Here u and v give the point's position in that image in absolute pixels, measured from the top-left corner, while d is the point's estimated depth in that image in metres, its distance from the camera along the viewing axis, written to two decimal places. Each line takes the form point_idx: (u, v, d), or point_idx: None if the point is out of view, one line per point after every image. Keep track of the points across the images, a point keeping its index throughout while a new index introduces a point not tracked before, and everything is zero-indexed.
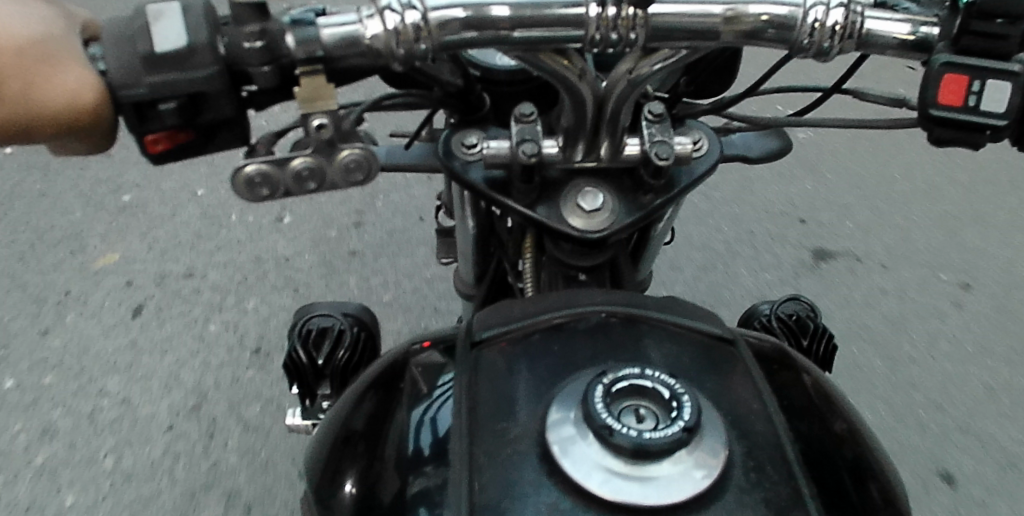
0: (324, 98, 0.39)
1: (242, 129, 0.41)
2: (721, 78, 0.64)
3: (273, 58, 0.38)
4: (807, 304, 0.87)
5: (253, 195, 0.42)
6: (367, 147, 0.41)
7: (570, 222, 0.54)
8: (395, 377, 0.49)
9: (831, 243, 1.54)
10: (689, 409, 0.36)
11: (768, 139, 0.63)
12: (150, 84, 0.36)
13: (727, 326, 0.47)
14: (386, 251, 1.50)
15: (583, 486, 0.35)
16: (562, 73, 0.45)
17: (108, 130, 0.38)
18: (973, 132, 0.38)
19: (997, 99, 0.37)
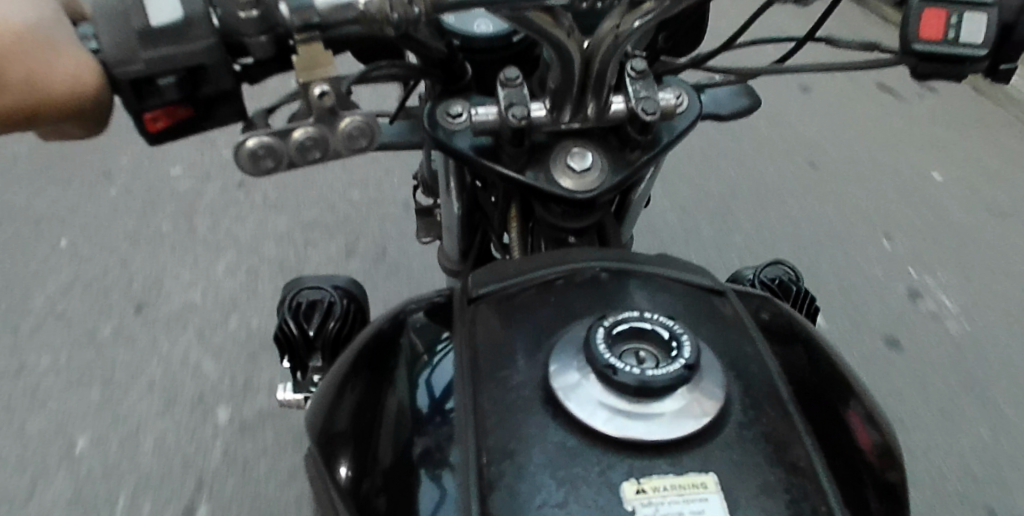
0: (321, 65, 0.42)
1: (239, 102, 0.44)
2: (690, 38, 0.74)
3: (269, 27, 0.40)
4: (788, 268, 0.90)
5: (257, 168, 0.44)
6: (368, 116, 0.44)
7: (560, 184, 0.60)
8: (380, 358, 0.51)
9: (812, 227, 1.62)
10: (689, 348, 0.38)
11: (739, 99, 0.72)
12: (146, 59, 0.38)
13: (716, 279, 0.52)
14: (375, 238, 1.56)
15: (588, 426, 0.36)
16: (550, 32, 0.51)
17: (104, 112, 0.40)
18: (951, 63, 0.45)
19: (974, 28, 0.44)
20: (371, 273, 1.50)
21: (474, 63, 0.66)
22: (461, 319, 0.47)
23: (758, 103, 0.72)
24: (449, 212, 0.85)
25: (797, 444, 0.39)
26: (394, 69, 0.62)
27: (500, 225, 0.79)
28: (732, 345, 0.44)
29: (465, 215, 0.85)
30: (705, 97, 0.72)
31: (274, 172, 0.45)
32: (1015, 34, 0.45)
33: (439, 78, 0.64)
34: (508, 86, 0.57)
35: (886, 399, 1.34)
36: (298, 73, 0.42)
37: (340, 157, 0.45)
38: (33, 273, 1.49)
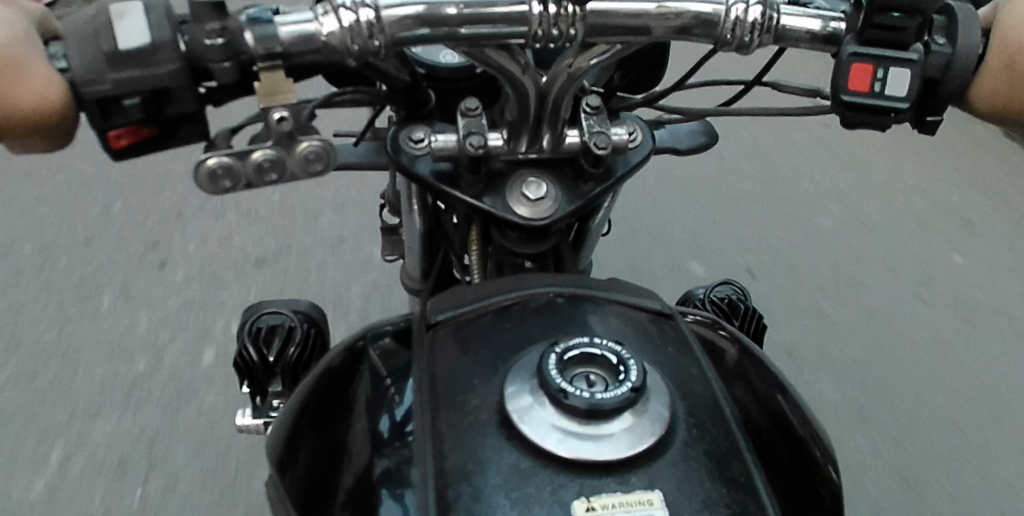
0: (282, 92, 0.43)
1: (202, 124, 0.44)
2: (650, 74, 0.77)
3: (233, 55, 0.41)
4: (737, 288, 0.93)
5: (214, 188, 0.45)
6: (326, 141, 0.45)
7: (516, 210, 0.62)
8: (337, 391, 0.52)
9: (763, 251, 1.70)
10: (635, 372, 0.40)
11: (697, 137, 0.75)
12: (113, 81, 0.39)
13: (665, 303, 0.55)
14: (344, 263, 1.58)
15: (540, 447, 0.38)
16: (507, 66, 0.53)
17: (70, 126, 0.42)
18: (880, 113, 0.49)
19: (897, 82, 0.47)
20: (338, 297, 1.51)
21: (437, 90, 0.68)
22: (420, 346, 0.49)
23: (715, 139, 0.75)
24: (410, 232, 0.86)
25: (737, 462, 0.41)
26: (357, 94, 0.65)
27: (461, 247, 0.81)
28: (678, 368, 0.46)
29: (427, 234, 0.87)
30: (664, 133, 0.75)
31: (232, 191, 0.46)
32: (940, 89, 0.50)
33: (403, 104, 0.66)
34: (468, 115, 0.59)
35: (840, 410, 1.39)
36: (259, 98, 0.43)
37: (297, 180, 0.46)
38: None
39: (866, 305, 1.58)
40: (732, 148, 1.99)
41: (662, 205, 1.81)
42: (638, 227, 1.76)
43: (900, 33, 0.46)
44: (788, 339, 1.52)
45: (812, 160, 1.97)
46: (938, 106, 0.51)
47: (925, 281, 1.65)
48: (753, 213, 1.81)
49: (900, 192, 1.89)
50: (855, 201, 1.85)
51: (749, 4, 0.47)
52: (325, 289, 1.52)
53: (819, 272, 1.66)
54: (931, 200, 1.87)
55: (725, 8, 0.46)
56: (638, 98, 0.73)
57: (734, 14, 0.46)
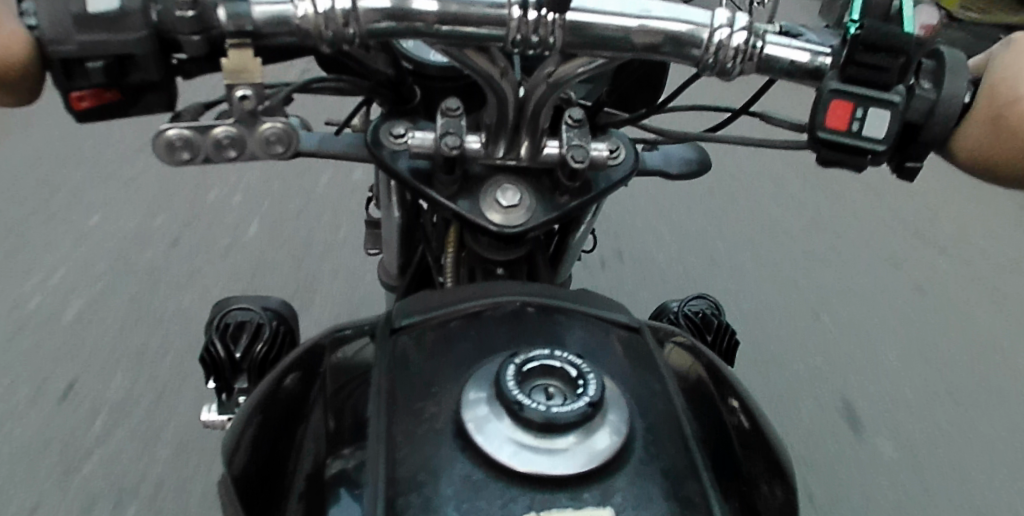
0: (248, 72, 0.42)
1: (167, 93, 0.44)
2: (643, 90, 0.77)
3: (204, 28, 0.41)
4: (711, 301, 0.94)
5: (173, 159, 0.45)
6: (288, 124, 0.45)
7: (488, 216, 0.61)
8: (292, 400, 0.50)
9: (742, 277, 1.74)
10: (593, 386, 0.40)
11: (687, 165, 0.75)
12: (79, 42, 0.38)
13: (633, 316, 0.55)
14: (327, 275, 1.59)
15: (494, 458, 0.38)
16: (486, 70, 0.52)
17: (34, 84, 0.40)
18: (856, 152, 0.49)
19: (876, 123, 0.47)
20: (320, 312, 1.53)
21: (423, 88, 0.67)
22: (381, 349, 0.48)
23: (707, 164, 0.75)
24: (388, 226, 0.85)
25: (694, 480, 0.41)
26: (340, 82, 0.64)
27: (437, 249, 0.80)
28: (640, 385, 0.46)
29: (405, 232, 0.86)
30: (656, 154, 0.75)
31: (190, 164, 0.45)
32: (921, 135, 0.50)
33: (388, 98, 0.66)
34: (448, 115, 0.58)
35: (806, 434, 1.41)
36: (224, 74, 0.42)
37: (256, 159, 0.46)
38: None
39: (840, 334, 1.61)
40: (717, 178, 2.04)
41: (645, 227, 1.85)
42: (622, 246, 1.78)
43: (882, 73, 0.46)
44: (763, 360, 1.54)
45: (793, 194, 2.02)
46: (920, 152, 0.51)
47: (897, 313, 1.68)
48: (734, 240, 1.84)
49: (874, 229, 1.94)
50: (830, 234, 1.90)
51: (733, 28, 0.47)
52: (306, 299, 1.54)
53: (794, 300, 1.69)
54: (905, 238, 1.92)
55: (709, 29, 0.46)
56: (625, 116, 0.71)
57: (718, 38, 0.47)
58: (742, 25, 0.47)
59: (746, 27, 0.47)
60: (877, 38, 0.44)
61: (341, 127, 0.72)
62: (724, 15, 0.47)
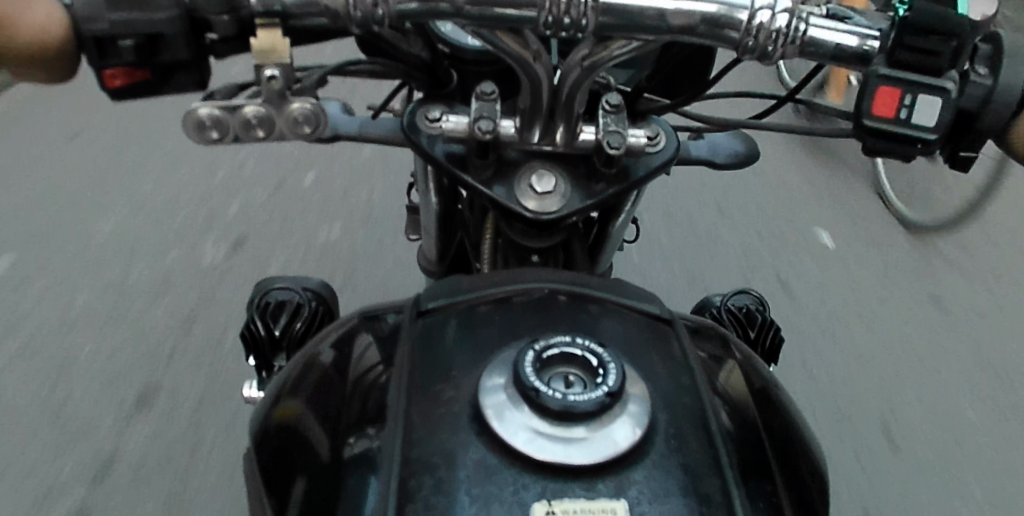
0: (278, 50, 0.43)
1: (199, 72, 0.44)
2: (691, 75, 0.75)
3: (232, 9, 0.42)
4: (755, 297, 0.91)
5: (202, 138, 0.45)
6: (317, 104, 0.44)
7: (523, 203, 0.60)
8: (328, 388, 0.49)
9: (792, 276, 1.69)
10: (614, 376, 0.39)
11: (735, 152, 0.72)
12: (111, 20, 0.39)
13: (666, 308, 0.53)
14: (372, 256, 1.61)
15: (509, 445, 0.37)
16: (518, 53, 0.52)
17: (72, 65, 0.42)
18: (905, 141, 0.46)
19: (926, 111, 0.44)
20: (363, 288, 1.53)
21: (459, 71, 0.66)
22: (406, 331, 0.48)
23: (756, 154, 0.72)
24: (426, 211, 0.83)
25: (715, 477, 0.39)
26: (375, 65, 0.64)
27: (476, 237, 0.80)
28: (665, 375, 0.45)
29: (443, 216, 0.83)
30: (702, 144, 0.73)
31: (220, 143, 0.46)
32: (977, 122, 0.47)
33: (423, 81, 0.65)
34: (482, 99, 0.58)
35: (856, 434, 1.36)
36: (254, 55, 0.43)
37: (285, 139, 0.46)
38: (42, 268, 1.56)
39: (897, 335, 1.55)
40: (768, 180, 2.00)
41: (691, 224, 1.82)
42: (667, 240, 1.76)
43: (934, 58, 0.44)
44: (810, 356, 1.49)
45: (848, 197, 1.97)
46: (972, 142, 0.48)
47: (958, 317, 1.62)
48: (783, 240, 1.80)
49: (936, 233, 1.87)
50: (888, 236, 1.84)
51: (776, 11, 0.44)
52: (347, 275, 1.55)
53: (847, 299, 1.64)
54: (970, 242, 1.85)
55: (750, 12, 0.44)
56: (666, 102, 0.69)
57: (758, 20, 0.44)
58: (784, 7, 0.45)
59: (788, 9, 0.45)
60: (928, 22, 0.42)
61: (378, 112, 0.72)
62: None
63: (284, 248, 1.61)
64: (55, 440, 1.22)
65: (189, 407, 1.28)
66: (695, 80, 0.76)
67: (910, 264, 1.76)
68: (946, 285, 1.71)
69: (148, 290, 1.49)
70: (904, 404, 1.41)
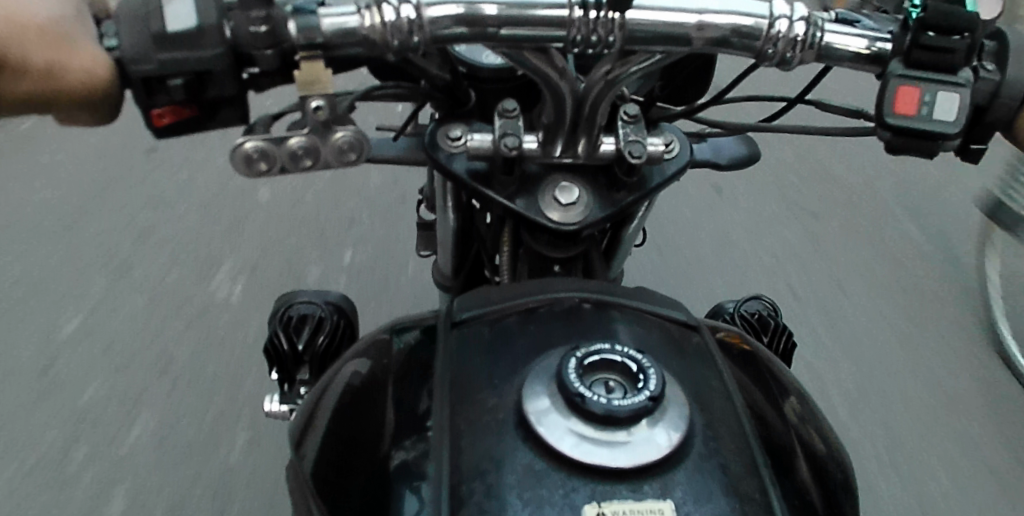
0: (321, 82, 0.44)
1: (242, 107, 0.46)
2: (696, 83, 0.77)
3: (276, 43, 0.42)
4: (768, 303, 0.92)
5: (250, 170, 0.47)
6: (359, 131, 0.46)
7: (547, 215, 0.62)
8: (373, 399, 0.50)
9: (796, 282, 1.71)
10: (654, 381, 0.41)
11: (741, 151, 0.74)
12: (160, 61, 0.41)
13: (692, 314, 0.55)
14: (381, 270, 1.62)
15: (556, 449, 0.39)
16: (543, 68, 0.53)
17: (116, 102, 0.43)
18: (926, 139, 0.47)
19: (945, 106, 0.46)
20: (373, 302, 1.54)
21: (477, 90, 0.67)
22: (442, 342, 0.49)
23: (757, 156, 0.74)
24: (443, 227, 0.84)
25: (753, 477, 0.41)
26: (398, 88, 0.65)
27: (493, 249, 0.81)
28: (698, 380, 0.46)
29: (460, 232, 0.85)
30: (705, 147, 0.75)
31: (266, 174, 0.47)
32: (987, 116, 0.48)
33: (444, 102, 0.67)
34: (506, 116, 0.59)
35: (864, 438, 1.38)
36: (298, 87, 0.44)
37: (329, 168, 0.47)
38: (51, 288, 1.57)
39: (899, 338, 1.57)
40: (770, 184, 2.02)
41: (694, 231, 1.84)
42: (671, 247, 1.78)
43: (949, 55, 0.45)
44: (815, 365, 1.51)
45: (850, 197, 1.98)
46: (983, 134, 0.50)
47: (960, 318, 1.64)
48: (786, 246, 1.82)
49: (937, 234, 1.89)
50: (888, 237, 1.86)
51: (793, 19, 0.47)
52: (356, 290, 1.56)
53: (850, 304, 1.66)
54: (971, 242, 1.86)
55: (768, 21, 0.46)
56: (677, 110, 0.71)
57: (777, 29, 0.46)
58: (800, 15, 0.47)
59: (805, 17, 0.47)
60: (943, 20, 0.44)
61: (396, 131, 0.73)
62: (783, 7, 0.47)
63: (298, 264, 1.64)
64: (82, 460, 1.25)
65: (208, 423, 1.31)
66: (700, 92, 0.78)
67: (913, 267, 1.78)
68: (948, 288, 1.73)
69: (162, 309, 1.52)
70: (908, 412, 1.44)
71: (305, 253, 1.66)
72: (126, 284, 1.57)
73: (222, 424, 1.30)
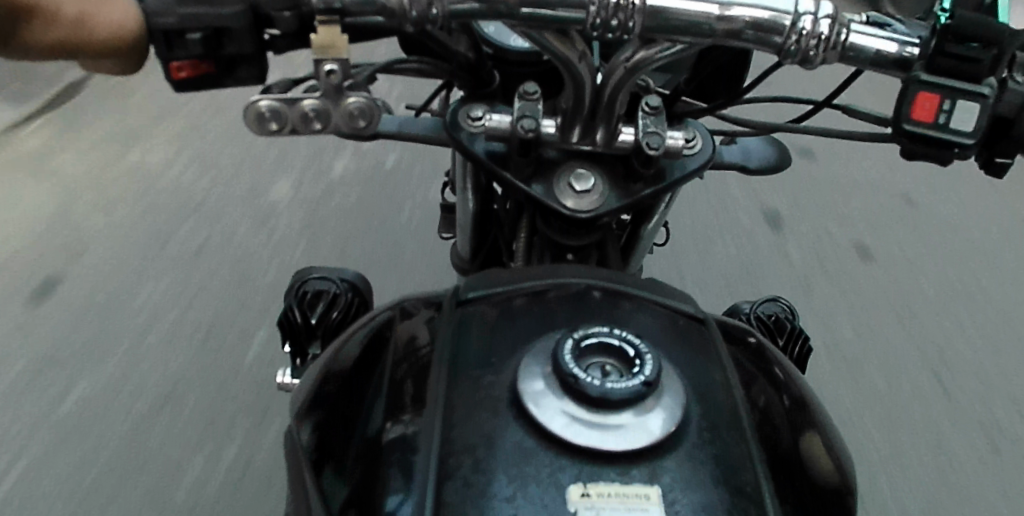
0: (337, 47, 0.44)
1: (259, 67, 0.46)
2: (726, 82, 0.76)
3: (294, 5, 0.43)
4: (785, 305, 0.90)
5: (262, 129, 0.47)
6: (371, 99, 0.47)
7: (561, 201, 0.61)
8: (365, 376, 0.50)
9: (828, 275, 1.64)
10: (650, 367, 0.40)
11: (768, 154, 0.73)
12: (180, 15, 0.41)
13: (701, 308, 0.54)
14: (398, 246, 1.62)
15: (547, 429, 0.39)
16: (563, 53, 0.53)
17: (143, 59, 0.44)
18: (942, 146, 0.46)
19: (963, 115, 0.44)
20: (389, 279, 1.54)
21: (501, 72, 0.67)
22: (446, 319, 0.49)
23: (787, 160, 0.73)
24: (462, 209, 0.84)
25: (747, 471, 0.40)
26: (421, 65, 0.65)
27: (511, 234, 0.80)
28: (700, 371, 0.46)
29: (479, 216, 0.85)
30: (734, 148, 0.74)
31: (278, 135, 0.48)
32: (1013, 129, 0.47)
33: (467, 82, 0.66)
34: (526, 99, 0.59)
35: (889, 437, 1.32)
36: (313, 49, 0.44)
37: (340, 133, 0.49)
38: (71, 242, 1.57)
39: (931, 339, 1.51)
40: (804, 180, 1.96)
41: (724, 215, 1.77)
42: (699, 231, 1.72)
43: (974, 64, 0.44)
44: (842, 357, 1.45)
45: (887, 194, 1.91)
46: (1010, 148, 0.48)
47: (997, 318, 1.57)
48: (818, 236, 1.75)
49: (978, 234, 1.81)
50: (927, 234, 1.79)
51: (818, 16, 0.46)
52: (373, 268, 1.57)
53: (884, 299, 1.59)
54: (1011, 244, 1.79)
55: (792, 17, 0.45)
56: (702, 106, 0.70)
57: (801, 24, 0.45)
58: (827, 12, 0.46)
59: (831, 15, 0.46)
60: (971, 29, 0.43)
61: (421, 110, 0.73)
62: (809, 3, 0.46)
63: (317, 236, 1.63)
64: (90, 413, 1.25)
65: (218, 385, 1.31)
66: (733, 90, 0.76)
67: (952, 264, 1.70)
68: (987, 287, 1.65)
69: (179, 271, 1.51)
70: (936, 411, 1.37)
71: (326, 226, 1.66)
72: (144, 243, 1.57)
73: (231, 389, 1.31)
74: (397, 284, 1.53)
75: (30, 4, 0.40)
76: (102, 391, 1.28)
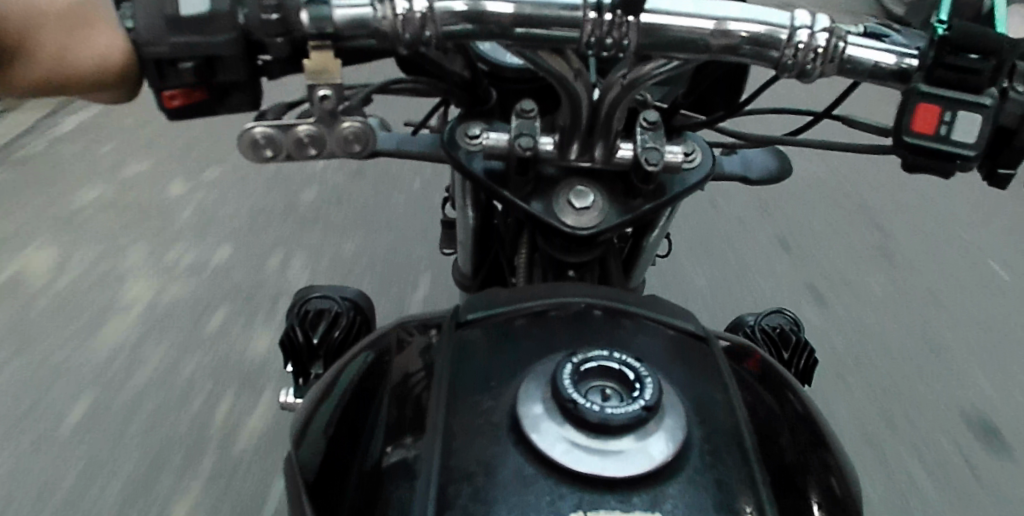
0: (329, 72, 0.44)
1: (253, 93, 0.46)
2: (724, 94, 0.75)
3: (287, 31, 0.43)
4: (790, 317, 0.90)
5: (257, 155, 0.48)
6: (365, 122, 0.47)
7: (560, 218, 0.61)
8: (365, 398, 0.50)
9: (832, 285, 1.63)
10: (650, 390, 0.40)
11: (770, 164, 0.73)
12: (171, 44, 0.41)
13: (703, 325, 0.54)
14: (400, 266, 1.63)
15: (546, 456, 0.38)
16: (559, 71, 0.53)
17: (134, 85, 0.44)
18: (943, 158, 0.46)
19: (965, 127, 0.44)
20: (391, 298, 1.55)
21: (498, 89, 0.67)
22: (444, 341, 0.49)
23: (788, 170, 0.72)
24: (462, 226, 0.84)
25: (750, 494, 0.40)
26: (418, 84, 0.65)
27: (512, 250, 0.80)
28: (702, 392, 0.45)
29: (480, 232, 0.84)
30: (735, 160, 0.73)
31: (273, 160, 0.48)
32: (1015, 138, 0.46)
33: (464, 101, 0.66)
34: (523, 117, 0.59)
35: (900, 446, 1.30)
36: (306, 75, 0.44)
37: (335, 157, 0.49)
38: (79, 278, 1.60)
39: (937, 346, 1.50)
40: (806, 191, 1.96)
41: (724, 228, 1.77)
42: (701, 245, 1.72)
43: (975, 76, 0.43)
44: (848, 369, 1.44)
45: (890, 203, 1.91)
46: (1013, 158, 0.48)
47: (1004, 324, 1.56)
48: (821, 247, 1.74)
49: (983, 240, 1.80)
50: (931, 241, 1.78)
51: (814, 29, 0.45)
52: (375, 287, 1.57)
53: (888, 308, 1.58)
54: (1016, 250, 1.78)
55: (788, 31, 0.45)
56: (701, 119, 0.69)
57: (797, 38, 0.45)
58: (823, 26, 0.45)
59: (827, 28, 0.45)
60: (970, 40, 0.42)
61: (418, 127, 0.73)
62: (804, 17, 0.46)
63: (320, 259, 1.64)
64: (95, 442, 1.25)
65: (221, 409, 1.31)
66: (732, 101, 0.76)
67: (956, 271, 1.70)
68: (993, 294, 1.64)
69: (184, 301, 1.53)
70: (946, 419, 1.35)
71: (328, 248, 1.67)
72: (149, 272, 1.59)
73: (235, 412, 1.31)
74: (400, 302, 1.54)
75: (16, 41, 0.40)
76: (108, 420, 1.29)
